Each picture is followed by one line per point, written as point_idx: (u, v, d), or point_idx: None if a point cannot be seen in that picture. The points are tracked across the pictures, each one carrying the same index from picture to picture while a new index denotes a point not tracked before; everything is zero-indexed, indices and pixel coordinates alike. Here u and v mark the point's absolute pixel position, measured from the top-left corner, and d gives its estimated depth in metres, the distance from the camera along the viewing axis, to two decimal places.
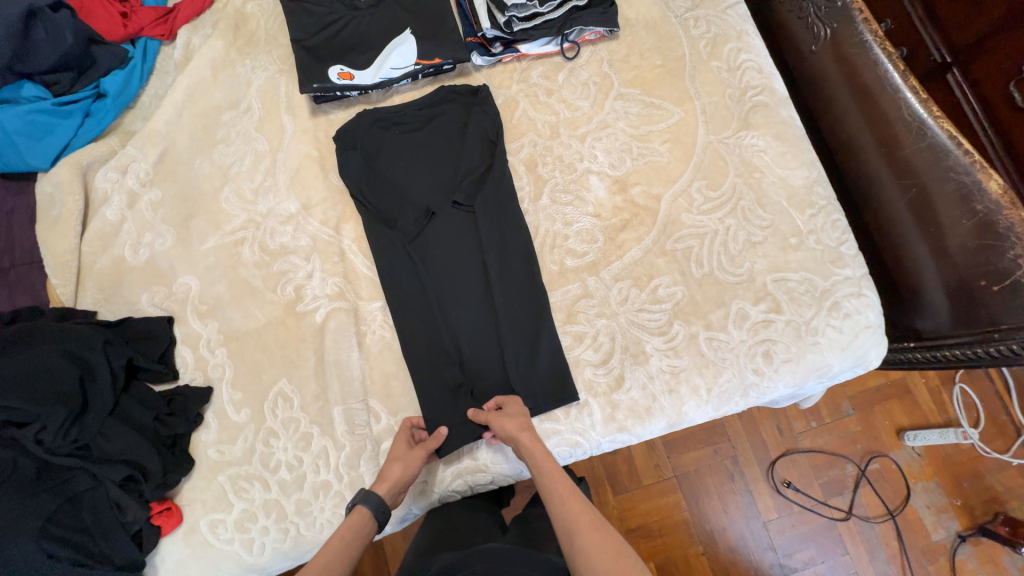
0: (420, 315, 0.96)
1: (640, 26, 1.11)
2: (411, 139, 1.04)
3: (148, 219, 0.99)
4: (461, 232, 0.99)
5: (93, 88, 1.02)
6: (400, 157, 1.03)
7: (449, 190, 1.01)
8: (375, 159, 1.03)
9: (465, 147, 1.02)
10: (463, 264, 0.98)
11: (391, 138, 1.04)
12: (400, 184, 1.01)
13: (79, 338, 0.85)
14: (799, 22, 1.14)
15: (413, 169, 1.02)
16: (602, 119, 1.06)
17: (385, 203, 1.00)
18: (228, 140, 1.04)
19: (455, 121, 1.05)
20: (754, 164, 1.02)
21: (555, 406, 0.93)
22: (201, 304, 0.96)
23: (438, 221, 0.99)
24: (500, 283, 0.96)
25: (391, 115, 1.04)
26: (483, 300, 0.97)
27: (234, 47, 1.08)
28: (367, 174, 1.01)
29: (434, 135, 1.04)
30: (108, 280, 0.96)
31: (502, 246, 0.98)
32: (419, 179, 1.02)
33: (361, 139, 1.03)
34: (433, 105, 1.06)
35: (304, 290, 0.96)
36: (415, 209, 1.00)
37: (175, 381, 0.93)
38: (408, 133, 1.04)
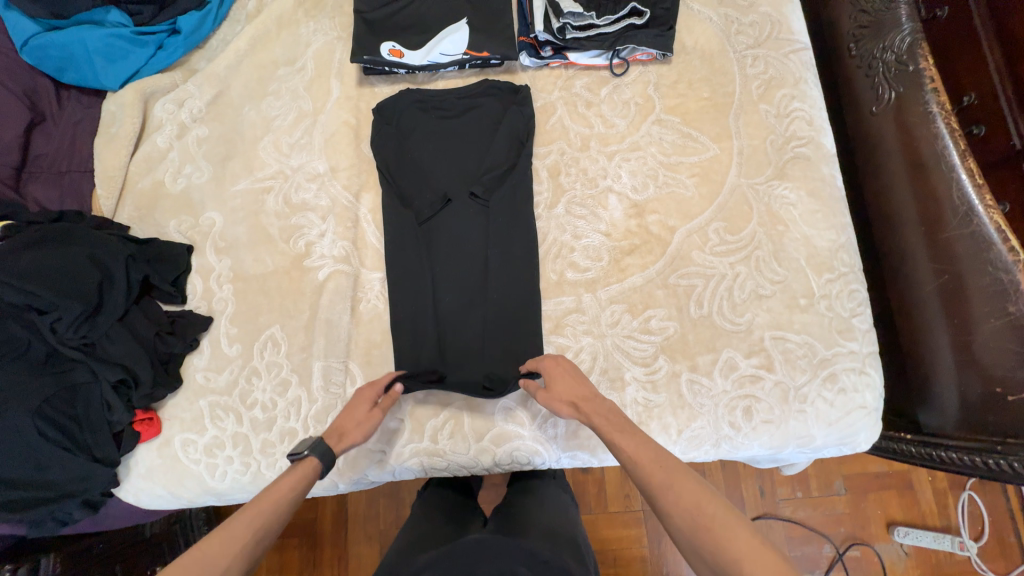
0: (414, 294, 0.98)
1: (696, 55, 1.08)
2: (445, 125, 1.07)
3: (192, 152, 1.07)
4: (472, 224, 1.01)
5: (170, 24, 1.10)
6: (432, 140, 1.06)
7: (468, 181, 1.03)
8: (407, 137, 1.06)
9: (494, 143, 1.04)
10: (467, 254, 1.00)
11: (426, 121, 1.07)
12: (425, 166, 1.04)
13: (107, 248, 0.92)
14: (865, 80, 1.08)
15: (440, 154, 1.05)
16: (634, 140, 1.05)
17: (406, 181, 1.03)
18: (277, 93, 1.10)
19: (490, 115, 1.07)
20: (779, 216, 0.99)
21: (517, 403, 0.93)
22: (220, 241, 1.03)
23: (452, 208, 1.02)
24: (497, 281, 0.98)
25: (432, 98, 1.07)
26: (478, 293, 0.99)
27: (301, 8, 1.14)
28: (396, 151, 1.04)
29: (467, 125, 1.06)
30: (145, 200, 1.05)
31: (507, 245, 1.00)
32: (444, 165, 1.05)
33: (400, 118, 1.07)
34: (473, 96, 1.08)
35: (314, 247, 1.01)
36: (432, 192, 1.02)
37: (182, 304, 1.00)
38: (444, 118, 1.07)
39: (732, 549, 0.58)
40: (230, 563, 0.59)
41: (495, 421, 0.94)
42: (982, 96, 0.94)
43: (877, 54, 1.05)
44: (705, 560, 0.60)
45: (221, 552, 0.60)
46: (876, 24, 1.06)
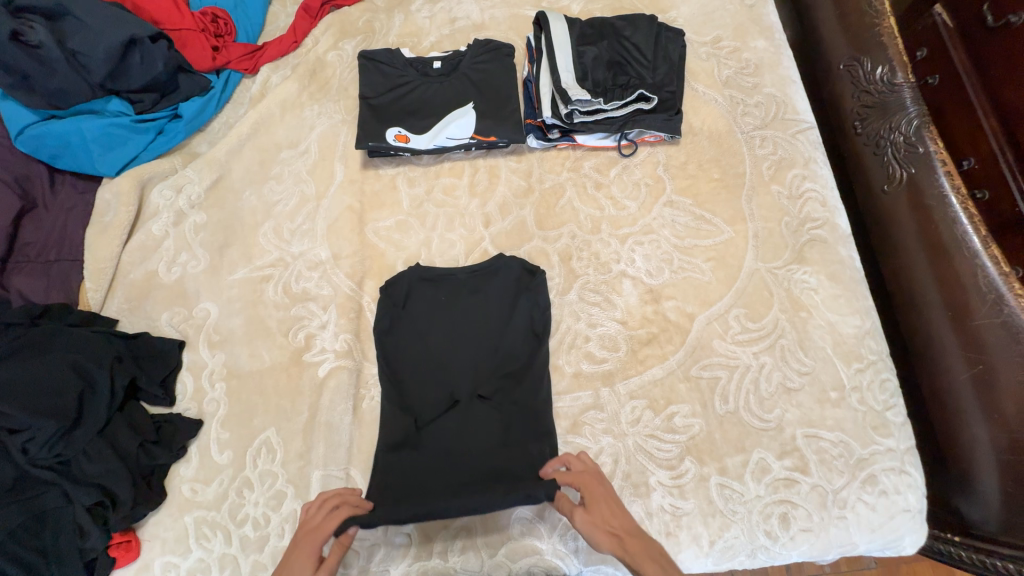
0: (423, 374, 0.92)
1: (703, 136, 1.08)
2: (445, 328, 0.95)
3: (188, 240, 1.03)
4: (483, 428, 0.89)
5: (172, 110, 1.09)
6: (434, 341, 0.94)
7: (480, 368, 0.92)
8: (399, 358, 0.93)
9: (508, 328, 0.94)
10: (482, 447, 0.88)
11: (436, 292, 0.97)
12: (431, 351, 0.93)
13: (91, 351, 0.86)
14: (873, 158, 1.08)
15: (442, 353, 0.93)
16: (646, 223, 1.03)
17: (414, 365, 0.92)
18: (279, 177, 1.08)
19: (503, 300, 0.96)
20: (802, 302, 0.95)
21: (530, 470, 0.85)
22: (214, 333, 0.97)
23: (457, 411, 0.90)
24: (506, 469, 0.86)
25: (441, 277, 0.98)
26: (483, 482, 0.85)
27: (306, 91, 1.14)
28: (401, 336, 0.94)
29: (463, 346, 0.94)
30: (136, 291, 0.99)
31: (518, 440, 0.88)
32: (456, 346, 0.94)
33: (393, 327, 0.95)
34: (475, 301, 0.97)
35: (314, 340, 0.96)
36: (435, 410, 0.90)
37: (169, 407, 0.93)
38: (444, 325, 0.95)
39: None
40: None
41: (511, 533, 0.85)
42: (981, 158, 0.91)
43: (885, 134, 1.05)
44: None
45: None
46: (881, 105, 1.07)
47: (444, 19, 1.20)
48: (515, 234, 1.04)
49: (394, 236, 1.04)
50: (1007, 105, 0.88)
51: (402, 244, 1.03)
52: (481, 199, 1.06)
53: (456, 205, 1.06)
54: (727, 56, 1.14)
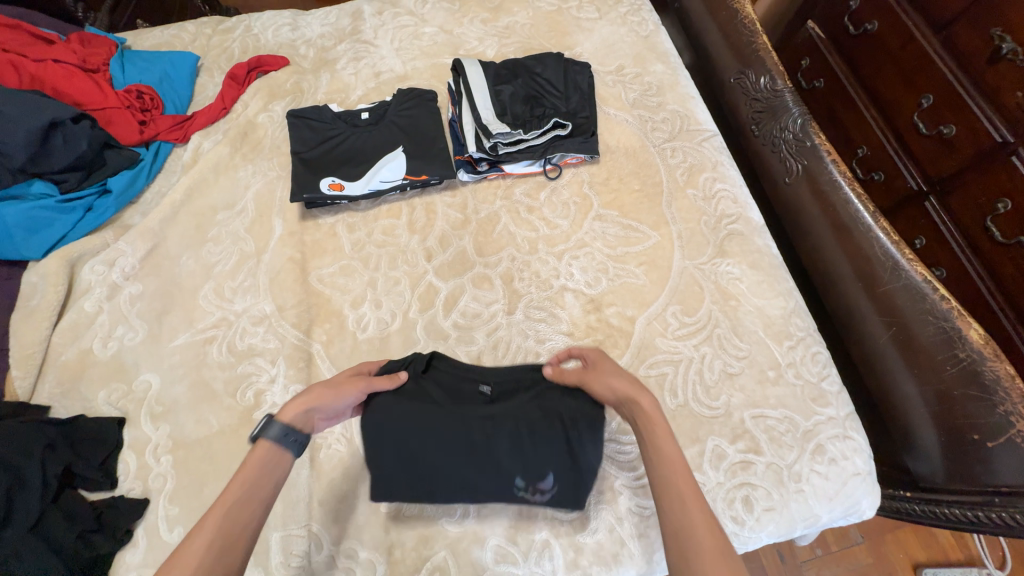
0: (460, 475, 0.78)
1: (620, 153, 1.17)
2: (445, 458, 0.78)
3: (124, 312, 1.00)
4: (507, 436, 0.78)
5: (100, 186, 1.09)
6: (481, 466, 0.78)
7: (472, 395, 0.87)
8: (511, 474, 0.78)
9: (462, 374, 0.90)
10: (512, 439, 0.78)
11: (414, 468, 0.78)
12: (439, 470, 0.78)
13: (19, 442, 0.82)
14: (772, 155, 1.19)
15: (476, 447, 0.78)
16: (580, 238, 1.09)
17: (507, 453, 0.78)
18: (217, 239, 1.08)
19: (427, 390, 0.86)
20: (729, 292, 1.02)
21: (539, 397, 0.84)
22: (157, 405, 0.93)
23: (490, 451, 0.78)
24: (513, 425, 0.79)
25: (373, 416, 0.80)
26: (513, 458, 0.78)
27: (239, 153, 1.17)
28: (429, 484, 0.78)
29: (442, 430, 0.78)
30: (69, 372, 0.95)
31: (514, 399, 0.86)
32: (466, 437, 0.78)
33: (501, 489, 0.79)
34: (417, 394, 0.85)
35: (264, 396, 0.94)
36: (540, 432, 0.79)
37: (111, 490, 0.88)
38: (433, 461, 0.78)
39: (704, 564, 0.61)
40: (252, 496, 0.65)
41: (484, 564, 0.83)
42: (871, 148, 1.33)
43: (777, 133, 1.17)
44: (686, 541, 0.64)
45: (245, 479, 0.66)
46: (770, 109, 1.19)
47: (369, 74, 1.28)
48: (457, 264, 1.07)
49: (338, 280, 1.05)
50: (885, 113, 1.29)
51: (347, 288, 1.05)
52: (421, 235, 1.10)
53: (396, 243, 1.09)
54: (632, 81, 1.26)
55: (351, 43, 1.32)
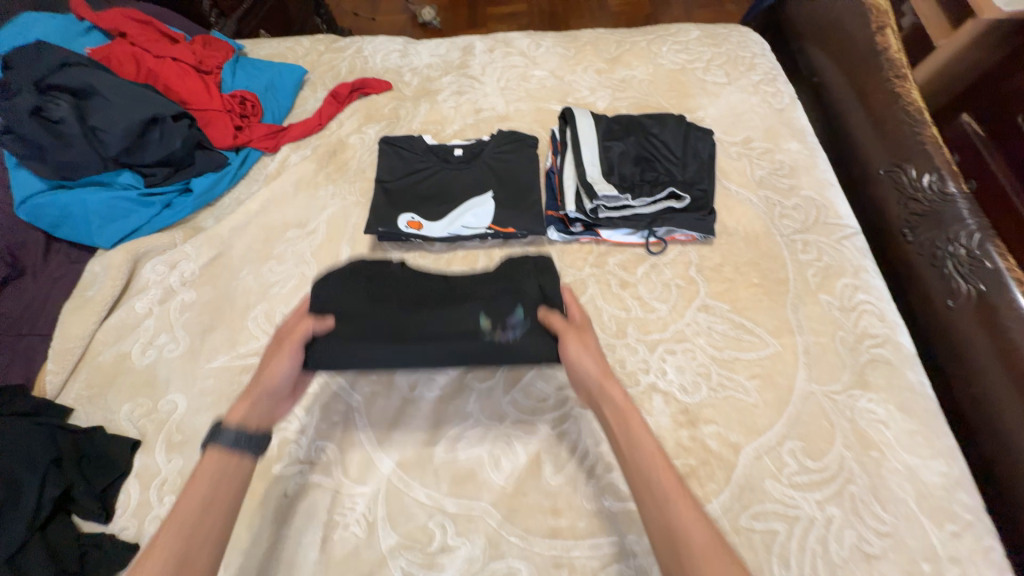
0: (427, 347, 0.70)
1: (739, 237, 1.00)
2: (400, 317, 0.73)
3: (171, 319, 0.94)
4: (477, 284, 0.78)
5: (183, 185, 1.06)
6: (441, 315, 0.73)
7: (440, 277, 0.86)
8: (474, 312, 0.72)
9: (400, 267, 0.81)
10: (477, 281, 0.79)
11: (367, 335, 0.70)
12: (406, 337, 0.70)
13: (26, 451, 0.74)
14: (931, 269, 0.97)
15: (442, 288, 0.79)
16: (679, 329, 0.91)
17: (474, 293, 0.77)
18: (281, 256, 1.01)
19: (370, 289, 0.76)
20: (869, 437, 0.79)
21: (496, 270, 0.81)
22: (175, 433, 0.83)
23: (454, 305, 0.75)
24: (466, 289, 0.78)
25: (330, 314, 0.71)
26: (475, 301, 0.75)
27: (323, 171, 1.11)
28: (392, 353, 0.69)
29: (399, 297, 0.77)
30: (101, 376, 0.88)
31: (467, 276, 0.81)
32: (427, 304, 0.75)
33: (468, 331, 0.71)
34: (355, 298, 0.74)
35: (289, 448, 0.82)
36: (509, 284, 0.78)
37: (103, 525, 0.76)
38: (394, 307, 0.75)
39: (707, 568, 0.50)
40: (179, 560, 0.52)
41: None
42: None
43: (941, 244, 0.96)
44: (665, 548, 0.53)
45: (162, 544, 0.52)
46: (932, 214, 0.98)
47: (469, 109, 1.21)
48: None
49: None
50: None
51: None
52: None
53: None
54: (759, 156, 1.10)
55: (457, 77, 1.27)
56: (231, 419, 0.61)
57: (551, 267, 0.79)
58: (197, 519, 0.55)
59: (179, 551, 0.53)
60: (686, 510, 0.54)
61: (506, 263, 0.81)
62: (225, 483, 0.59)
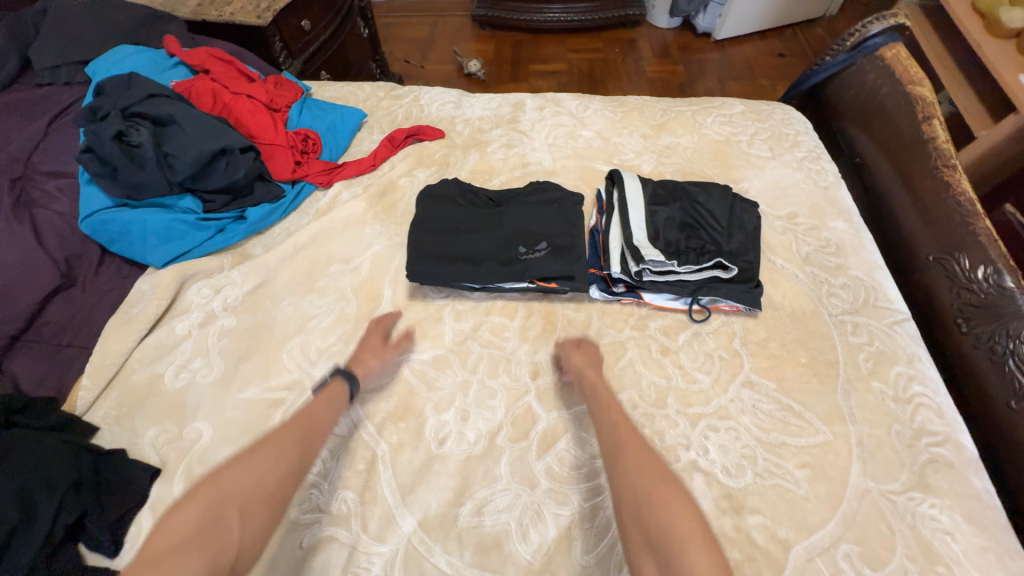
0: (490, 254, 0.99)
1: (786, 312, 0.98)
2: (469, 231, 1.02)
3: (208, 344, 0.94)
4: (523, 213, 1.05)
5: (238, 213, 1.10)
6: (494, 239, 1.01)
7: (481, 201, 1.09)
8: (518, 241, 1.00)
9: (472, 194, 1.10)
10: (525, 213, 1.05)
11: (449, 247, 1.00)
12: (472, 253, 0.99)
13: (47, 473, 0.72)
14: (992, 365, 0.92)
15: (488, 227, 1.03)
16: (722, 405, 0.87)
17: (519, 223, 1.03)
18: (322, 290, 1.02)
19: (454, 210, 1.06)
20: (934, 549, 0.72)
21: (539, 198, 1.09)
22: (196, 465, 0.81)
23: (505, 227, 1.03)
24: (517, 208, 1.06)
25: (418, 232, 1.02)
26: (522, 229, 1.02)
27: (372, 210, 1.14)
28: (466, 257, 0.98)
29: (469, 218, 1.05)
30: (132, 396, 0.88)
31: (515, 199, 1.09)
32: (490, 227, 1.03)
33: (515, 255, 0.98)
34: (442, 215, 1.04)
35: (310, 493, 0.79)
36: (546, 209, 1.06)
37: (109, 559, 0.73)
38: (464, 238, 1.01)
39: (675, 525, 0.61)
40: (277, 458, 0.67)
41: None
42: None
43: (1000, 340, 0.91)
44: (635, 525, 0.64)
45: (269, 447, 0.68)
46: (990, 307, 0.94)
47: (517, 162, 1.24)
48: (565, 392, 0.90)
49: (429, 372, 0.92)
50: None
51: (436, 384, 0.91)
52: (532, 345, 0.95)
53: (502, 347, 0.96)
54: (805, 232, 1.10)
55: (507, 130, 1.32)
56: (319, 408, 0.77)
57: (574, 200, 1.09)
58: (266, 468, 0.65)
59: (247, 487, 0.63)
60: (644, 474, 0.68)
61: (536, 185, 1.12)
62: (306, 446, 0.71)
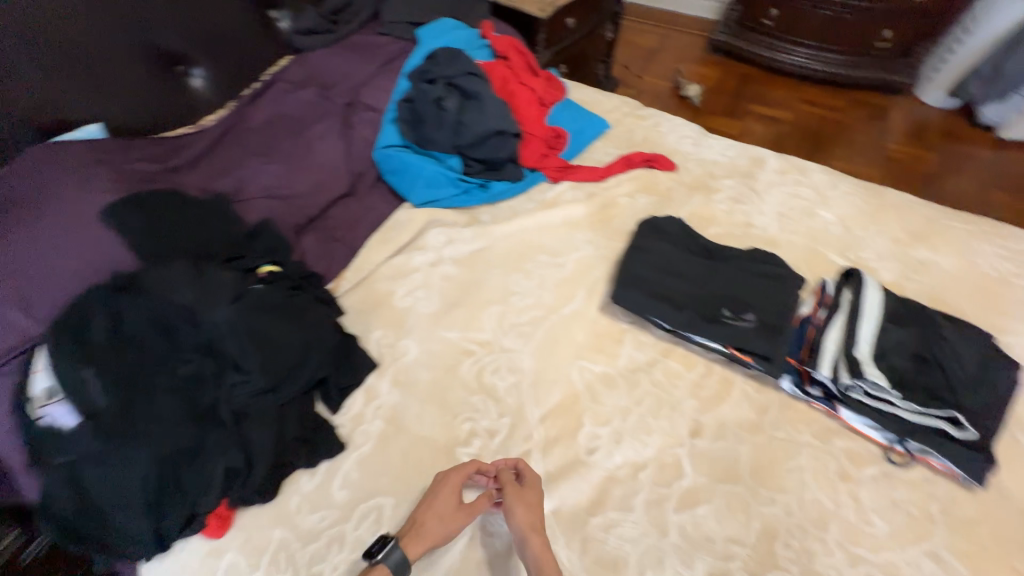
0: (690, 304, 1.01)
1: (1013, 504, 0.84)
2: (677, 273, 1.05)
3: (432, 281, 1.13)
4: (736, 275, 1.04)
5: (483, 182, 1.27)
6: (699, 291, 1.02)
7: (698, 248, 1.11)
8: (722, 302, 1.01)
9: (692, 237, 1.12)
10: (738, 276, 1.04)
11: (653, 281, 1.04)
12: (674, 295, 1.02)
13: (320, 335, 0.95)
14: None
15: (698, 278, 1.04)
16: (894, 563, 0.79)
17: (728, 283, 1.03)
18: (528, 273, 1.14)
19: (668, 247, 1.09)
20: None
21: (758, 267, 1.06)
22: (401, 373, 1.00)
23: (713, 284, 1.03)
24: (732, 269, 1.05)
25: (631, 258, 1.08)
26: (730, 291, 1.02)
27: (589, 218, 1.23)
28: (666, 297, 1.02)
29: (681, 259, 1.07)
30: (370, 297, 1.10)
31: (731, 258, 1.08)
32: (699, 276, 1.05)
33: (715, 313, 0.99)
34: (657, 248, 1.08)
35: (475, 439, 0.92)
36: (760, 281, 1.04)
37: (330, 413, 0.95)
38: (670, 276, 1.05)
39: None
40: None
41: None
42: None
43: None
44: None
45: None
46: None
47: (740, 220, 1.22)
48: (720, 465, 0.90)
49: (596, 385, 0.99)
50: None
51: (600, 398, 0.97)
52: (700, 404, 0.96)
53: (670, 392, 0.98)
54: None
55: (739, 184, 1.29)
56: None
57: (794, 281, 1.04)
58: None
59: None
60: None
61: (759, 252, 1.09)
62: None
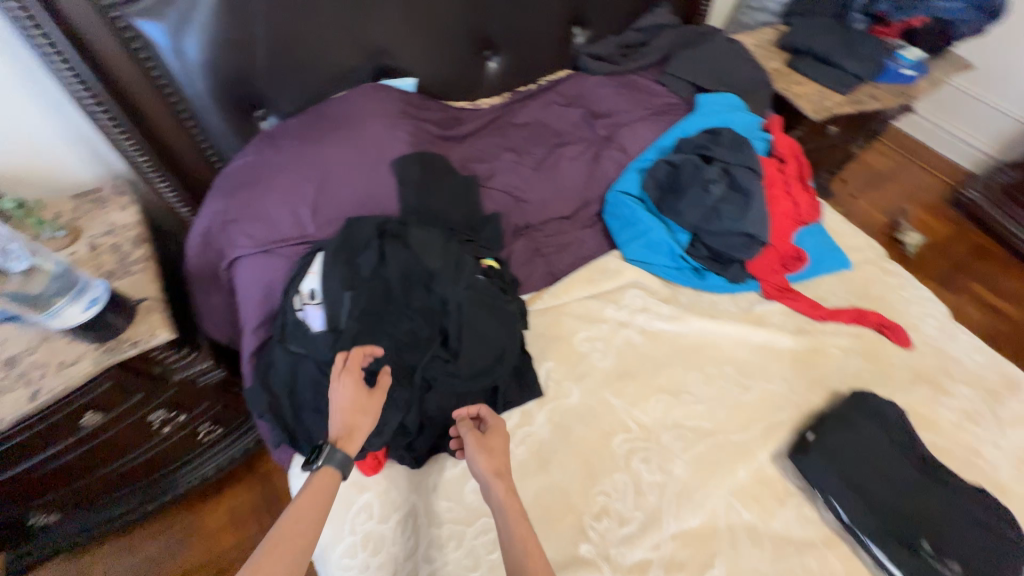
0: (886, 512, 0.89)
1: None
2: (883, 472, 0.93)
3: (616, 339, 1.13)
4: (958, 511, 0.89)
5: (699, 267, 1.25)
6: (904, 504, 0.90)
7: (915, 455, 0.97)
8: (929, 532, 0.87)
9: (912, 439, 0.99)
10: (958, 513, 0.89)
11: (851, 466, 0.93)
12: (871, 493, 0.91)
13: (513, 348, 1.00)
14: None
15: (907, 490, 0.92)
16: None
17: (945, 516, 0.89)
18: (710, 379, 1.09)
19: (882, 438, 0.97)
20: None
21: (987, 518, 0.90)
22: (559, 413, 1.02)
23: (924, 507, 0.90)
24: (953, 502, 0.91)
25: (833, 428, 0.98)
26: (946, 526, 0.88)
27: (793, 353, 1.15)
28: (860, 490, 0.91)
29: (892, 459, 0.94)
30: (555, 325, 1.13)
31: (955, 487, 0.93)
32: (909, 488, 0.92)
33: (915, 539, 0.87)
34: (868, 432, 0.97)
35: (606, 517, 0.91)
36: (985, 532, 0.88)
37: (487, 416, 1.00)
38: (873, 470, 0.93)
39: None
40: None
41: None
42: None
43: None
44: None
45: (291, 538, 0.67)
46: None
47: (969, 441, 1.05)
48: None
49: (743, 532, 0.92)
50: None
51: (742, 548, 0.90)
52: None
53: None
54: None
55: (981, 400, 1.12)
56: (317, 488, 0.72)
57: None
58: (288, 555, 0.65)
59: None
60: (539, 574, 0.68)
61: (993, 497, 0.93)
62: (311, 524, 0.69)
